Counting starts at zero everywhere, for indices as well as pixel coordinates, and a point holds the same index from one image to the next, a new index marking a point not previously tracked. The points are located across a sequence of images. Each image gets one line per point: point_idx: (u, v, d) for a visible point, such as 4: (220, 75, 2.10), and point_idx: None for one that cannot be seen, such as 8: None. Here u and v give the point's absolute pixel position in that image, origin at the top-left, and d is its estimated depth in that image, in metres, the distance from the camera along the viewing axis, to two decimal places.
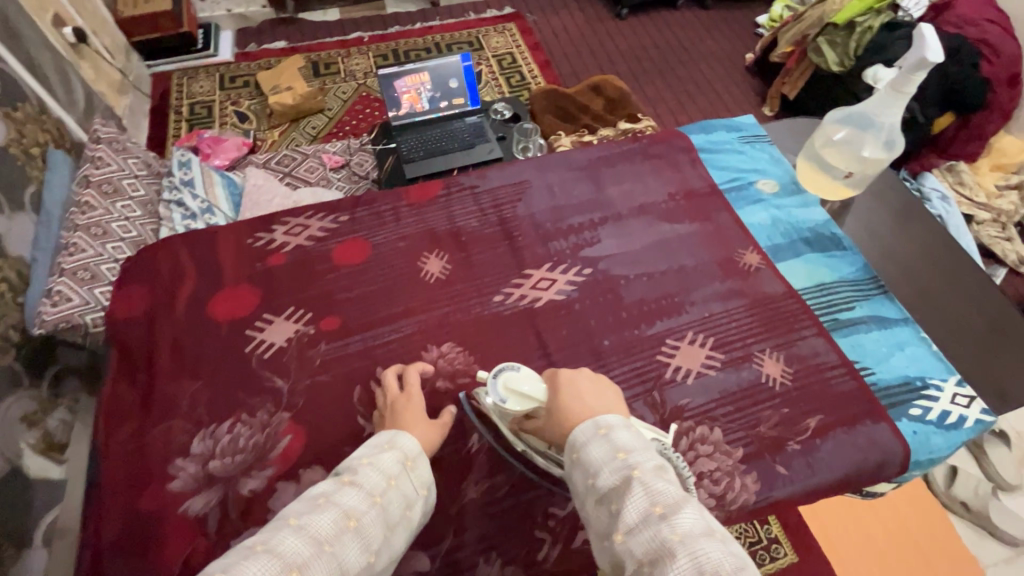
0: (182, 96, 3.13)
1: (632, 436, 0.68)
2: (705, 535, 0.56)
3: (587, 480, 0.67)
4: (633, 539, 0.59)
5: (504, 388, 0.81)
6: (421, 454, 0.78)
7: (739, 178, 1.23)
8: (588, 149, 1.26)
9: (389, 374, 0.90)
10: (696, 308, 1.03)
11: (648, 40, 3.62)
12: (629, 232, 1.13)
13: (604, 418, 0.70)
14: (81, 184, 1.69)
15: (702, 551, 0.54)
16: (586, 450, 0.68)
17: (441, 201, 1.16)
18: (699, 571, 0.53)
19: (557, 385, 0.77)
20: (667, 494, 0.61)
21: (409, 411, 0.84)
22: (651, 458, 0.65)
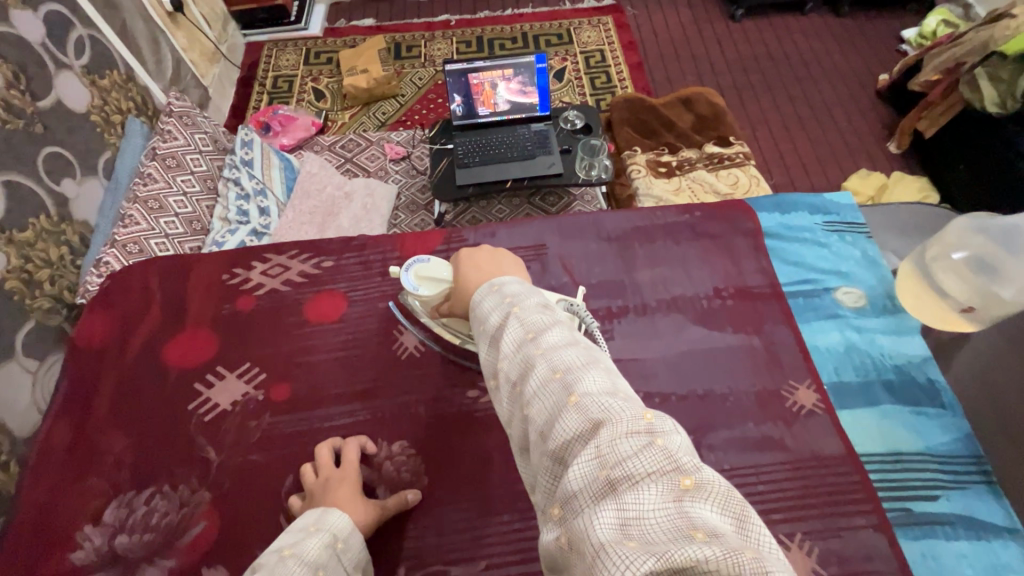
0: (268, 68, 3.19)
1: (523, 287, 0.66)
2: (568, 347, 0.55)
3: (479, 328, 0.65)
4: (507, 363, 0.57)
5: (415, 277, 0.85)
6: (353, 531, 0.70)
7: (811, 280, 0.96)
8: (625, 215, 1.04)
9: (322, 451, 0.80)
10: (715, 455, 0.81)
11: (762, 48, 3.17)
12: (652, 334, 0.92)
13: (499, 277, 0.68)
14: (148, 153, 1.68)
15: (559, 357, 0.54)
16: (479, 305, 0.66)
17: (437, 258, 1.00)
18: (552, 371, 0.53)
19: (457, 260, 0.76)
20: (539, 322, 0.59)
21: (342, 489, 0.75)
22: (535, 297, 0.64)
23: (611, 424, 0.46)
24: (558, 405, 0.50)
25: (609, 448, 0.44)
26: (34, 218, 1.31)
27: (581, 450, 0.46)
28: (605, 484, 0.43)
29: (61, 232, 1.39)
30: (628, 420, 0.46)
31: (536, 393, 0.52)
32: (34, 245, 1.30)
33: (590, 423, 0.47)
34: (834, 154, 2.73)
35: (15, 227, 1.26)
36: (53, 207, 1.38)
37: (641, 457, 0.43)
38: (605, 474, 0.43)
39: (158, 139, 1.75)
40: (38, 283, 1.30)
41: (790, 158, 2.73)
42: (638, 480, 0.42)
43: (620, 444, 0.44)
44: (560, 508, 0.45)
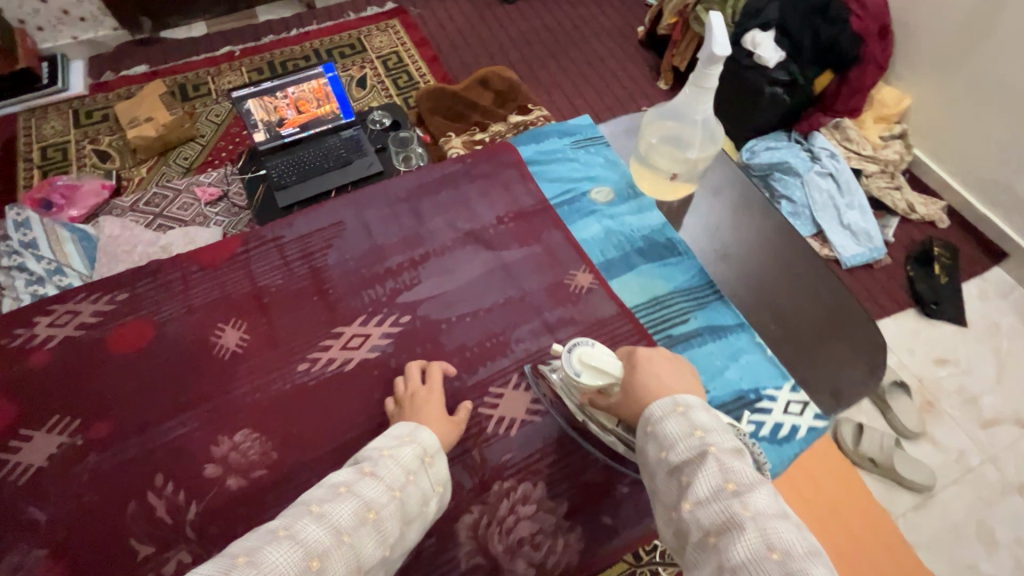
0: (31, 140, 2.83)
1: (711, 417, 0.67)
2: (777, 516, 0.56)
3: (657, 448, 0.66)
4: (703, 510, 0.58)
5: (577, 362, 0.79)
6: (439, 451, 0.77)
7: (570, 190, 1.15)
8: (410, 177, 1.15)
9: (413, 366, 0.90)
10: (523, 345, 0.96)
11: (539, 23, 3.50)
12: (453, 270, 1.04)
13: (683, 397, 0.69)
14: None
15: (774, 532, 0.54)
16: (661, 424, 0.67)
17: (238, 259, 1.03)
18: (768, 550, 0.52)
19: (632, 358, 0.76)
20: (740, 474, 0.60)
21: (430, 404, 0.84)
22: (729, 441, 0.64)
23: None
24: None
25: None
26: None
27: None
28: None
29: None
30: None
31: (743, 563, 0.52)
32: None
33: None
34: (619, 100, 3.13)
35: None
36: None
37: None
38: None
39: None
40: None
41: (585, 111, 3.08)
42: None
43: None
44: None
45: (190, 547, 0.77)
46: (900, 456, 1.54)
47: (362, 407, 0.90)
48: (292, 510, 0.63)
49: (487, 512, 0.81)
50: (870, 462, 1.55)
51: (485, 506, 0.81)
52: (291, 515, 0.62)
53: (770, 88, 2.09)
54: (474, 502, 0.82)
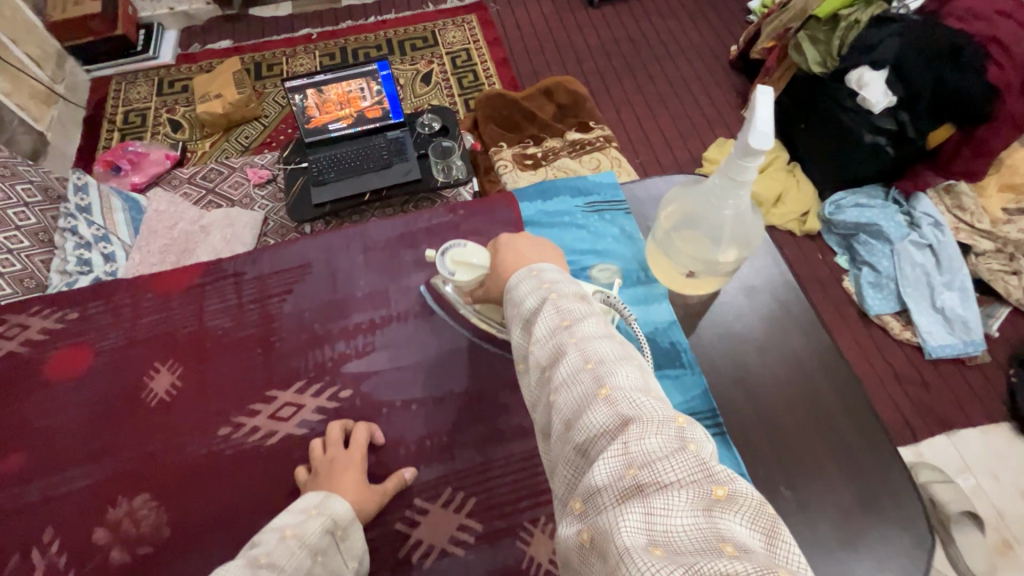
0: (118, 103, 3.01)
1: (562, 277, 0.67)
2: (602, 339, 0.57)
3: (513, 311, 0.67)
4: (539, 347, 0.59)
5: (452, 262, 0.83)
6: (355, 521, 0.72)
7: (568, 262, 0.98)
8: (393, 222, 1.03)
9: (334, 428, 0.81)
10: (466, 452, 0.81)
11: (622, 32, 3.26)
12: (412, 343, 0.91)
13: (539, 264, 0.70)
14: None
15: (593, 350, 0.55)
16: (516, 289, 0.68)
17: (193, 292, 0.96)
18: (584, 362, 0.54)
19: (497, 246, 0.77)
20: (575, 312, 0.61)
21: (350, 473, 0.75)
22: (573, 290, 0.65)
23: (641, 423, 0.47)
24: (586, 396, 0.52)
25: (635, 447, 0.45)
26: None
27: (607, 445, 0.47)
28: (632, 479, 0.43)
29: None
30: (659, 422, 0.47)
31: (567, 380, 0.54)
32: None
33: (617, 418, 0.49)
34: (694, 126, 2.85)
35: None
36: None
37: (673, 458, 0.43)
38: (631, 471, 0.44)
39: None
40: None
41: (654, 135, 2.82)
42: (666, 480, 0.42)
43: (647, 440, 0.45)
44: (580, 499, 0.46)
45: None
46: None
47: (271, 491, 0.80)
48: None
49: None
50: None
51: None
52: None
53: (871, 137, 1.82)
54: None
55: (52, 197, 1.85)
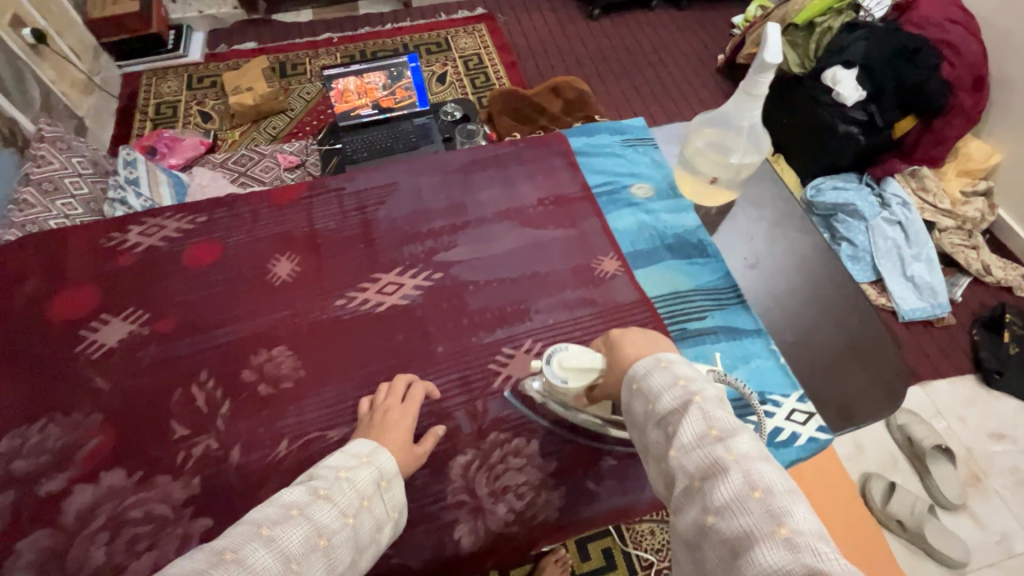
0: (148, 96, 3.18)
1: (695, 372, 0.67)
2: (760, 460, 0.56)
3: (645, 406, 0.67)
4: (688, 456, 0.58)
5: (561, 369, 0.82)
6: (397, 475, 0.76)
7: (612, 181, 1.19)
8: (464, 152, 1.24)
9: (398, 382, 0.89)
10: (540, 315, 1.01)
11: (620, 41, 3.55)
12: (489, 239, 1.11)
13: (667, 354, 0.70)
14: (23, 180, 1.77)
15: (757, 473, 0.53)
16: (647, 379, 0.69)
17: (302, 202, 1.15)
18: (749, 489, 0.52)
19: (613, 337, 0.78)
20: (723, 422, 0.60)
21: (398, 425, 0.83)
22: (715, 397, 0.64)
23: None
24: (759, 529, 0.49)
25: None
26: None
27: None
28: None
29: None
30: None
31: (727, 503, 0.53)
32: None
33: (800, 567, 0.46)
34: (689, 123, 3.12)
35: None
36: None
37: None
38: None
39: (32, 166, 1.83)
40: None
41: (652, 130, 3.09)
42: None
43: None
44: None
45: (217, 436, 0.88)
46: (931, 524, 1.48)
47: (384, 344, 0.98)
48: (238, 528, 0.61)
49: (479, 457, 0.86)
50: (897, 523, 1.50)
51: (479, 450, 0.87)
52: (238, 535, 0.60)
53: (845, 126, 2.05)
54: (469, 445, 0.87)
55: (102, 171, 2.03)
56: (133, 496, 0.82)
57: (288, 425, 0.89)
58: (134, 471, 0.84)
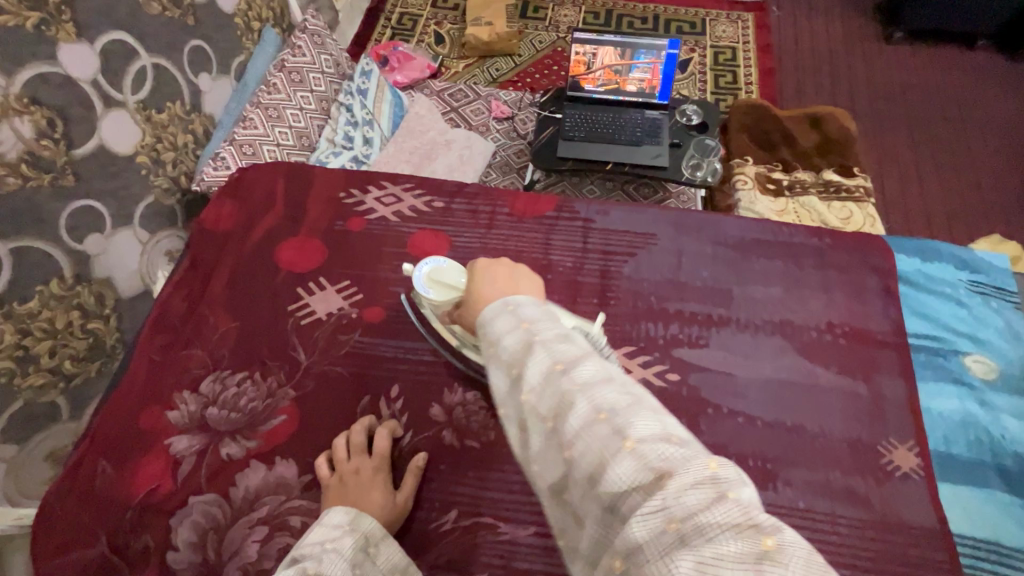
0: (397, 4, 3.22)
1: (539, 307, 0.60)
2: (604, 381, 0.51)
3: (486, 348, 0.58)
4: (536, 397, 0.51)
5: (427, 280, 0.83)
6: (387, 536, 0.70)
7: (940, 338, 0.88)
8: (748, 226, 0.98)
9: (357, 427, 0.80)
10: (791, 491, 0.77)
11: (919, 77, 2.73)
12: (751, 354, 0.87)
13: (514, 294, 0.62)
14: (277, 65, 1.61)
15: (600, 395, 0.49)
16: (490, 325, 0.60)
17: (544, 224, 0.99)
18: (595, 413, 0.48)
19: (472, 276, 0.70)
20: (568, 352, 0.54)
21: (370, 487, 0.74)
22: (555, 325, 0.57)
23: (678, 475, 0.41)
24: (609, 450, 0.45)
25: (676, 504, 0.40)
26: (171, 103, 1.29)
27: (642, 504, 0.42)
28: (676, 539, 0.39)
29: (189, 121, 1.35)
30: (694, 468, 0.42)
31: (578, 434, 0.47)
32: (166, 128, 1.28)
33: (649, 476, 0.43)
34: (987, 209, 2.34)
35: (156, 108, 1.25)
36: (188, 96, 1.35)
37: (716, 513, 0.39)
38: (677, 532, 0.39)
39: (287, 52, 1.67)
40: (163, 164, 1.27)
41: (933, 205, 2.35)
42: (718, 538, 0.38)
43: (688, 497, 0.40)
44: (622, 561, 0.41)
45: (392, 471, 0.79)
46: None
47: None
48: None
49: None
50: None
51: None
52: None
53: None
54: None
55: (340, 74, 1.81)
56: (297, 500, 0.77)
57: (461, 494, 0.78)
58: (305, 471, 0.79)
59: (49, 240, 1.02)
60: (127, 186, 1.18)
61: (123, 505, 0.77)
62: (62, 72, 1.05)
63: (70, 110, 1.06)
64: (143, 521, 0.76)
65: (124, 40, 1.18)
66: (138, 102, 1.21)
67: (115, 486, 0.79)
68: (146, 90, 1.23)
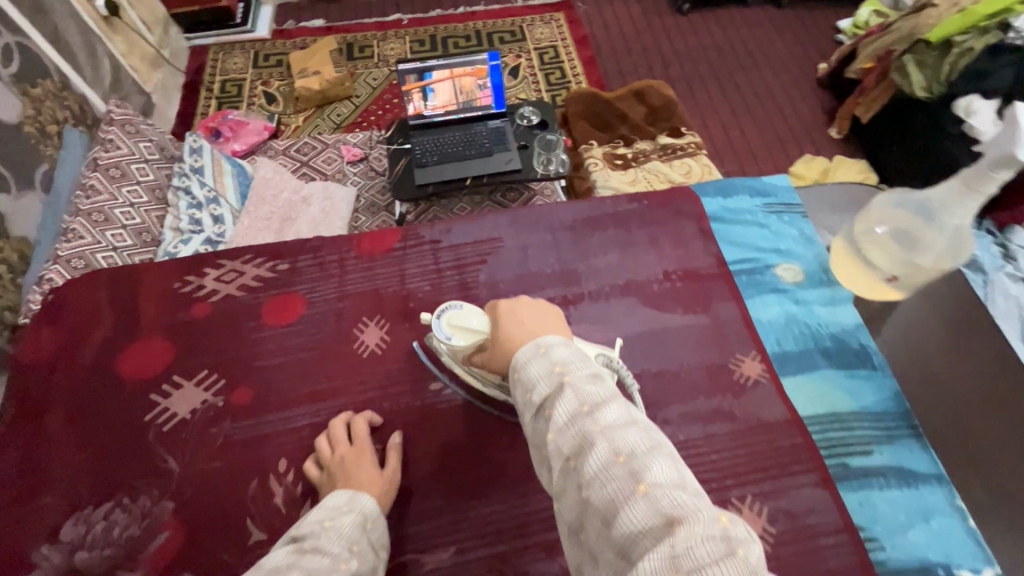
0: (215, 72, 3.08)
1: (572, 351, 0.61)
2: (628, 425, 0.52)
3: (519, 391, 0.61)
4: (561, 435, 0.54)
5: (448, 326, 0.77)
6: (381, 515, 0.71)
7: (753, 258, 1.02)
8: (578, 207, 1.07)
9: (336, 425, 0.83)
10: (669, 428, 0.85)
11: (710, 39, 3.11)
12: (608, 319, 0.95)
13: (545, 337, 0.63)
14: (88, 164, 1.49)
15: (622, 438, 0.51)
16: (523, 365, 0.62)
17: (394, 256, 1.01)
18: (615, 455, 0.50)
19: (497, 312, 0.71)
20: (595, 394, 0.55)
21: (360, 466, 0.77)
22: (588, 366, 0.59)
23: (688, 524, 0.43)
24: (623, 493, 0.47)
25: (685, 553, 0.41)
26: None
27: (652, 551, 0.43)
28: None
29: None
30: (704, 521, 0.43)
31: (596, 474, 0.49)
32: None
33: (661, 523, 0.44)
34: (794, 134, 2.71)
35: None
36: None
37: (721, 563, 0.40)
38: None
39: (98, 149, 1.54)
40: None
41: (752, 142, 2.69)
42: None
43: (695, 543, 0.42)
44: None
45: None
46: None
47: (487, 446, 0.83)
48: None
49: None
50: None
51: None
52: None
53: None
54: None
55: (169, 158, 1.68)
56: None
57: None
58: None
59: None
60: None
61: None
62: None
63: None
64: None
65: None
66: None
67: None
68: None
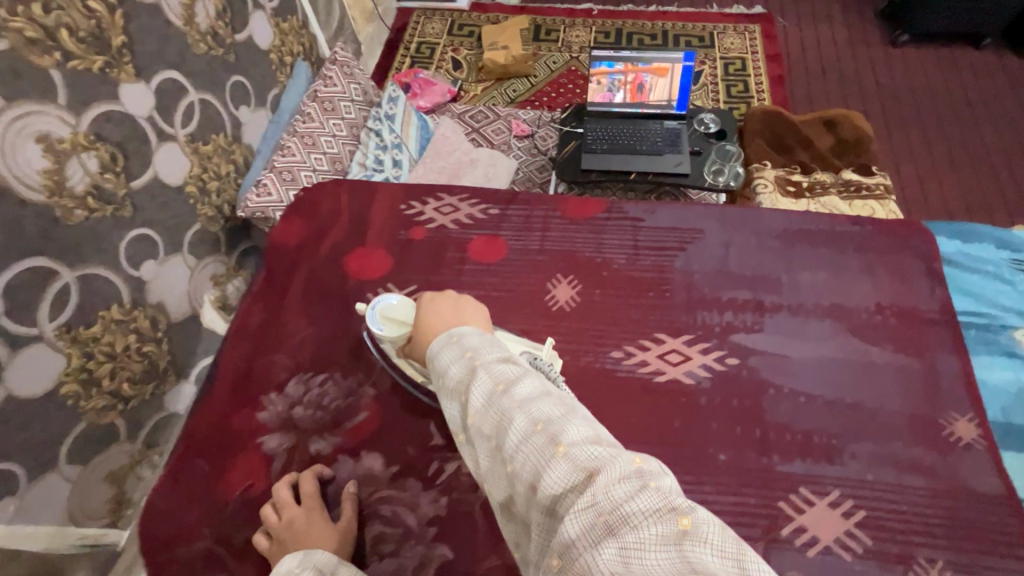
0: (414, 34, 3.35)
1: (483, 339, 0.69)
2: (539, 397, 0.59)
3: (437, 380, 0.68)
4: (482, 417, 0.60)
5: (380, 317, 0.89)
6: (339, 562, 0.71)
7: (988, 315, 0.94)
8: (790, 217, 1.04)
9: (279, 485, 0.80)
10: (856, 465, 0.80)
11: (927, 77, 2.78)
12: (804, 336, 0.91)
13: (458, 327, 0.71)
14: (309, 95, 1.57)
15: (537, 410, 0.57)
16: (438, 359, 0.68)
17: (595, 224, 1.05)
18: (532, 425, 0.55)
19: (420, 305, 0.78)
20: (507, 372, 0.62)
21: (309, 525, 0.75)
22: (495, 351, 0.66)
23: (604, 472, 0.48)
24: (542, 459, 0.52)
25: (603, 497, 0.46)
26: (215, 136, 1.26)
27: (574, 503, 0.48)
28: (603, 529, 0.45)
29: (231, 153, 1.31)
30: (618, 466, 0.49)
31: (517, 447, 0.55)
32: (211, 160, 1.25)
33: (580, 474, 0.49)
34: (1009, 200, 2.36)
35: (201, 140, 1.21)
36: (230, 128, 1.31)
37: (638, 501, 0.45)
38: (603, 521, 0.45)
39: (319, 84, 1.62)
40: (209, 193, 1.24)
41: (953, 199, 2.38)
42: (637, 522, 0.44)
43: (615, 490, 0.47)
44: (560, 560, 0.46)
45: None
46: None
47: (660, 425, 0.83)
48: None
49: None
50: None
51: None
52: None
53: None
54: None
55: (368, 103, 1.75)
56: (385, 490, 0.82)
57: None
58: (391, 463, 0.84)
59: (110, 266, 1.01)
60: (178, 217, 1.16)
61: (224, 501, 0.82)
62: (121, 111, 1.04)
63: (129, 146, 1.05)
64: (242, 516, 0.81)
65: (173, 77, 1.15)
66: (188, 136, 1.18)
67: (212, 482, 0.84)
68: (192, 126, 1.20)
